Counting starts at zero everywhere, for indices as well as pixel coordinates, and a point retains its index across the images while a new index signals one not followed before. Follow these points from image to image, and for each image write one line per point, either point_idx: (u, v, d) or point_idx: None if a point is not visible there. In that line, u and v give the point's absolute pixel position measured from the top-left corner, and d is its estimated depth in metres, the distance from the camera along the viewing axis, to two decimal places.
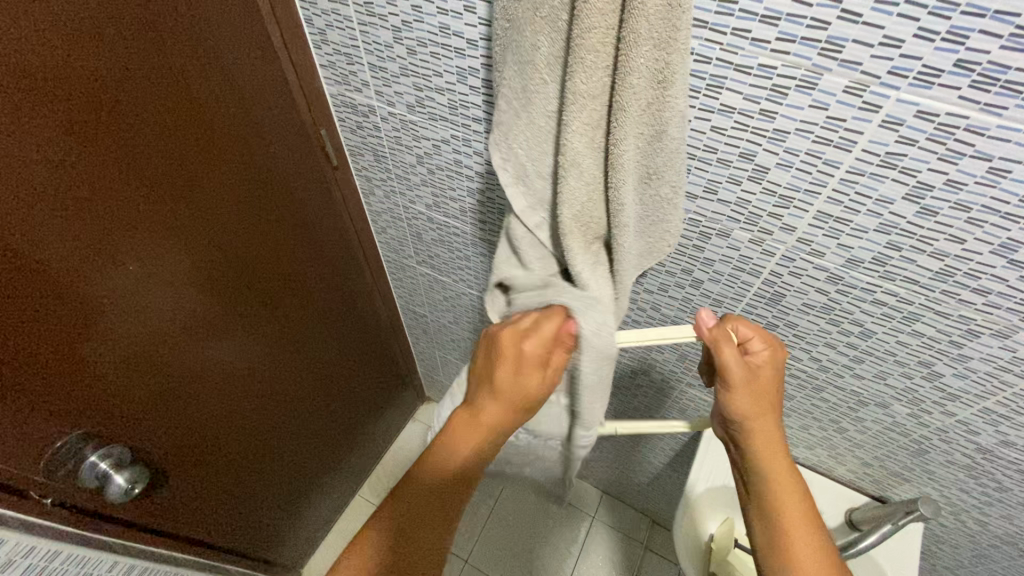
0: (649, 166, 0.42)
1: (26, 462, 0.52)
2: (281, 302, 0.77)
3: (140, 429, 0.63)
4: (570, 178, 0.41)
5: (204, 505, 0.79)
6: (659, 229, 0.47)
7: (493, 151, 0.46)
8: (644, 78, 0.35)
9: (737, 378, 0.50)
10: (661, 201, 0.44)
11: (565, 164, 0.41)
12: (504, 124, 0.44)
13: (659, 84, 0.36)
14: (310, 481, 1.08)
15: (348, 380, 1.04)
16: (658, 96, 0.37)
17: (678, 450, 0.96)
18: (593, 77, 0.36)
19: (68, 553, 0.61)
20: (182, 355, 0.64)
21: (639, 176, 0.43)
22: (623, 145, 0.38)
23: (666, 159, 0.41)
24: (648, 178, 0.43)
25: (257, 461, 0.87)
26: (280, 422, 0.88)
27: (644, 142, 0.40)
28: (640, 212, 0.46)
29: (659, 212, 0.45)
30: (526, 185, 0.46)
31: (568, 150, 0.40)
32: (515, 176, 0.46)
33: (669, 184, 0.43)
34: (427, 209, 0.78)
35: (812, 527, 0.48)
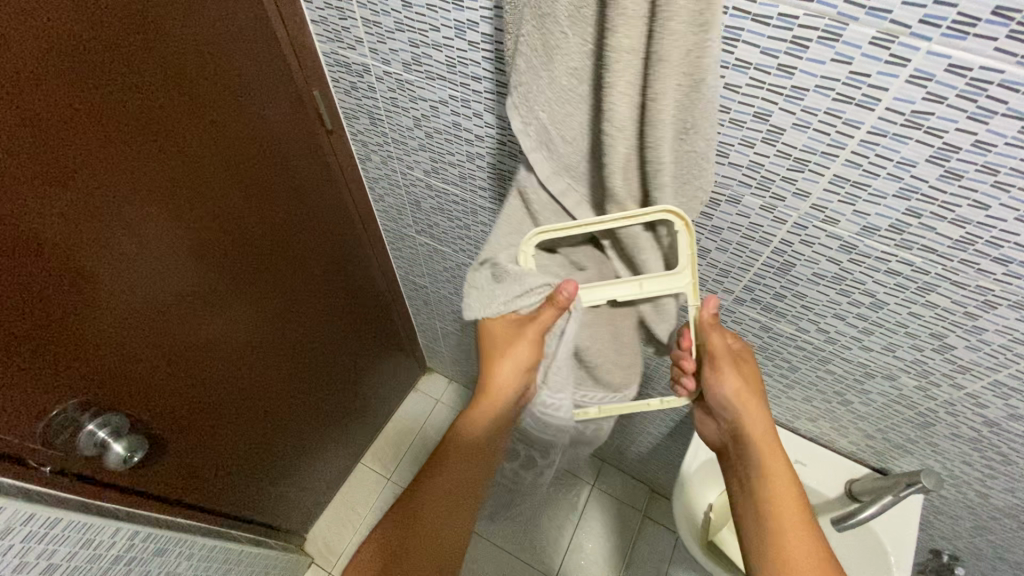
0: (686, 119, 0.37)
1: (23, 431, 0.52)
2: (280, 272, 0.76)
3: (135, 398, 0.62)
4: (616, 139, 0.39)
5: (207, 470, 0.80)
6: (691, 187, 0.43)
7: (512, 115, 0.45)
8: (683, 22, 0.31)
9: (720, 353, 0.55)
10: (696, 167, 0.41)
11: (610, 127, 0.39)
12: (524, 84, 0.42)
13: (699, 28, 0.32)
14: (309, 449, 1.08)
15: (348, 349, 1.04)
16: (700, 44, 0.32)
17: (678, 421, 0.96)
18: (634, 28, 0.33)
19: (69, 520, 0.59)
20: (181, 325, 0.63)
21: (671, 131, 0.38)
22: (662, 99, 0.35)
23: (705, 115, 0.36)
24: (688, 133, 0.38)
25: (256, 430, 0.87)
26: (280, 390, 0.88)
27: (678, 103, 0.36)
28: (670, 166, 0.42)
29: (689, 169, 0.41)
30: (550, 150, 0.46)
31: (610, 111, 0.38)
32: (537, 141, 0.46)
33: (705, 140, 0.39)
34: (425, 175, 0.75)
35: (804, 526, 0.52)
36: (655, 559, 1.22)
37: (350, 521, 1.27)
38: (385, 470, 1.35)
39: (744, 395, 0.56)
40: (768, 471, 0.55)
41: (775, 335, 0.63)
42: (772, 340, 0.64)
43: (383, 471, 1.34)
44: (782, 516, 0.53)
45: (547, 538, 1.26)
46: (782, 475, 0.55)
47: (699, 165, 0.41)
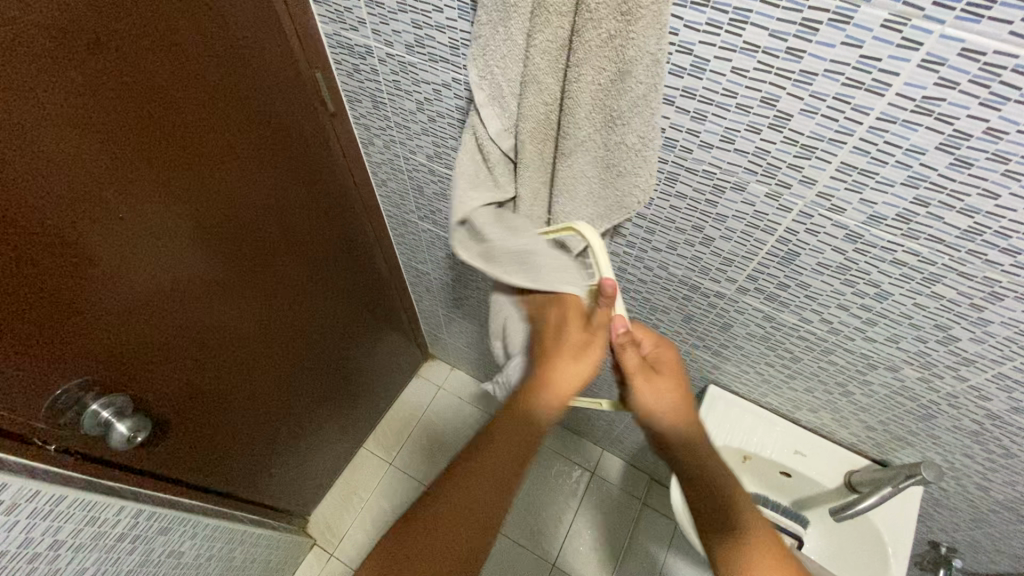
0: (614, 108, 0.39)
1: (27, 408, 0.52)
2: (282, 255, 0.76)
3: (138, 379, 0.62)
4: (530, 94, 0.41)
5: (206, 453, 0.80)
6: (626, 181, 0.44)
7: (472, 66, 0.45)
8: (609, 6, 0.34)
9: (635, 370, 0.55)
10: (619, 161, 0.43)
11: (526, 80, 0.40)
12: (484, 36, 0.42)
13: (623, 16, 0.34)
14: (311, 432, 1.09)
15: (351, 333, 1.05)
16: (621, 31, 0.35)
17: None
18: None
19: (74, 498, 0.60)
20: (182, 308, 0.63)
21: (602, 120, 0.41)
22: (582, 74, 0.38)
23: (630, 104, 0.39)
24: (614, 124, 0.41)
25: (258, 412, 0.88)
26: (279, 374, 0.89)
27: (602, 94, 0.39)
28: (604, 158, 0.44)
29: (623, 162, 0.43)
30: (501, 106, 0.45)
31: (529, 66, 0.39)
32: (489, 96, 0.45)
33: (632, 133, 0.41)
34: (428, 160, 0.75)
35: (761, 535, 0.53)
36: (655, 547, 1.23)
37: (352, 504, 1.28)
38: (387, 454, 1.36)
39: (671, 411, 0.57)
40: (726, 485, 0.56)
41: (777, 325, 0.62)
42: (774, 330, 0.63)
43: (385, 455, 1.35)
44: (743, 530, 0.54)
45: (546, 523, 1.27)
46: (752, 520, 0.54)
47: (632, 160, 0.43)
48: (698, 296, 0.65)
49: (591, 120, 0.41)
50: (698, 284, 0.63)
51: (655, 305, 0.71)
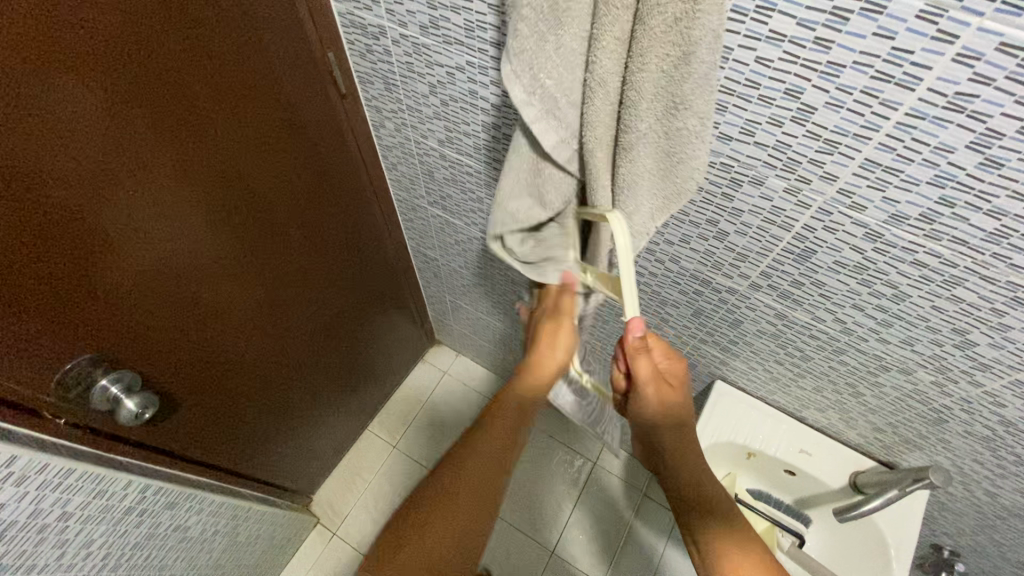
0: (676, 94, 0.37)
1: (35, 383, 0.52)
2: (291, 238, 0.76)
3: (147, 356, 0.63)
4: (596, 98, 0.40)
5: (211, 431, 0.81)
6: (688, 169, 0.42)
7: (511, 82, 0.41)
8: None
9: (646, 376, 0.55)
10: (682, 149, 0.41)
11: (591, 82, 0.39)
12: (526, 50, 0.39)
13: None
14: (316, 413, 1.10)
15: (358, 315, 1.05)
16: (688, 13, 0.33)
17: None
18: None
19: (83, 471, 0.60)
20: (190, 288, 0.64)
21: (664, 108, 0.39)
22: (645, 69, 0.37)
23: (693, 88, 0.36)
24: (676, 111, 0.38)
25: (265, 392, 0.89)
26: (285, 356, 0.89)
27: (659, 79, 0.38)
28: (665, 147, 0.42)
29: (685, 149, 0.41)
30: (556, 118, 0.43)
31: (595, 67, 0.38)
32: (542, 111, 0.42)
33: (695, 117, 0.38)
34: (439, 145, 0.73)
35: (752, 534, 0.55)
36: (654, 538, 1.24)
37: (356, 485, 1.30)
38: (391, 437, 1.37)
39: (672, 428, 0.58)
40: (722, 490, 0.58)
41: (789, 323, 0.61)
42: (785, 328, 0.62)
43: (389, 438, 1.36)
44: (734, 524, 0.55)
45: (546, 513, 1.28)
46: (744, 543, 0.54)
47: (697, 146, 0.40)
48: (709, 291, 0.64)
49: (655, 108, 0.39)
50: (709, 279, 0.62)
51: (665, 299, 0.70)
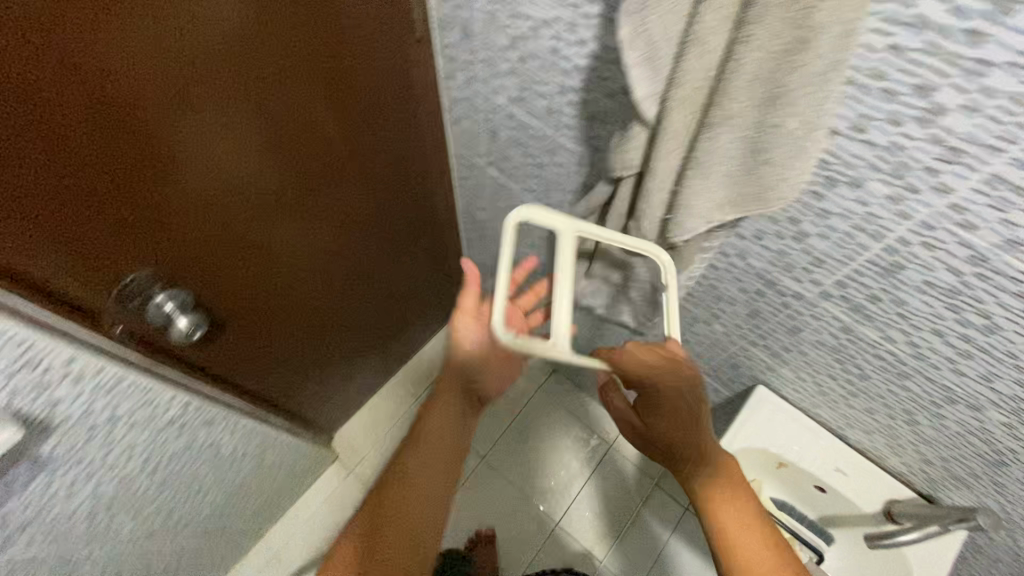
0: (781, 82, 0.36)
1: (97, 291, 0.54)
2: (348, 183, 0.75)
3: (200, 279, 0.64)
4: (689, 57, 0.37)
5: (246, 363, 0.83)
6: (773, 173, 0.41)
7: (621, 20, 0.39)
8: None
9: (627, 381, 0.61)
10: (770, 148, 0.40)
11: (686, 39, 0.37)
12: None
13: None
14: (348, 357, 1.12)
15: (400, 268, 1.05)
16: None
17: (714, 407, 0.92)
18: None
19: (134, 381, 0.62)
20: (245, 219, 0.64)
21: (763, 94, 0.37)
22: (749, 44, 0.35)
23: (804, 80, 0.35)
24: (774, 102, 0.37)
25: (303, 330, 0.90)
26: (322, 302, 0.90)
27: (770, 55, 0.35)
28: (753, 142, 0.41)
29: (775, 149, 0.40)
30: (653, 69, 0.40)
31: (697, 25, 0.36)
32: (643, 57, 0.40)
33: (794, 117, 0.37)
34: (509, 104, 0.71)
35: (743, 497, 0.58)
36: (660, 528, 1.24)
37: (377, 430, 1.33)
38: (415, 390, 1.39)
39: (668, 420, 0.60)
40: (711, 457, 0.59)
41: (853, 339, 0.58)
42: (849, 343, 0.59)
43: (413, 390, 1.39)
44: (728, 494, 0.57)
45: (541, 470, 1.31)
46: (727, 491, 0.57)
47: (789, 148, 0.39)
48: (772, 293, 0.61)
49: (751, 95, 0.38)
50: (776, 281, 0.59)
51: (721, 295, 0.67)
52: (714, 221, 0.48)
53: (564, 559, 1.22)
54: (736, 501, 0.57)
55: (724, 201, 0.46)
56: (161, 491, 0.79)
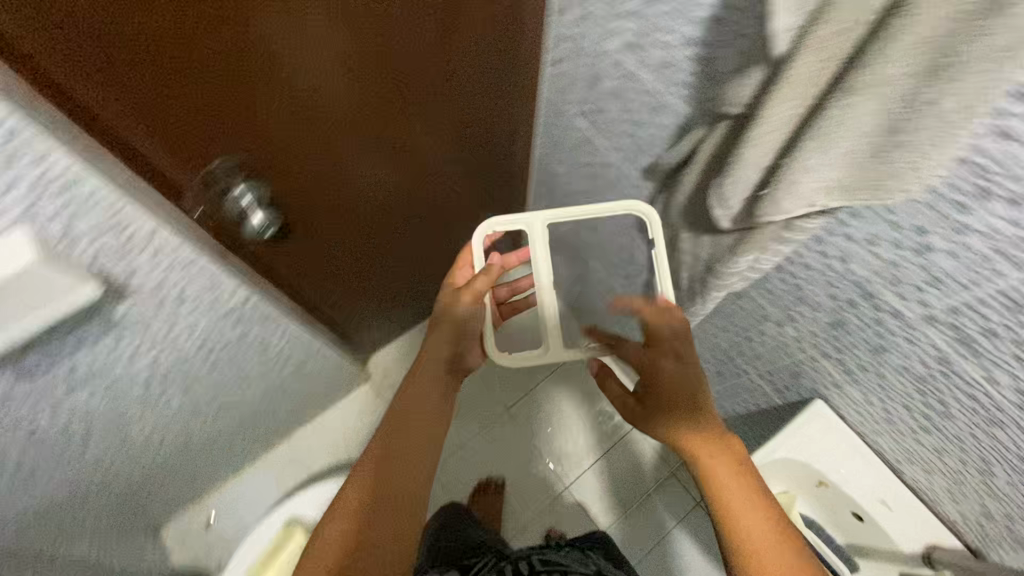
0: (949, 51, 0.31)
1: (182, 170, 0.54)
2: (435, 111, 0.72)
3: (275, 179, 0.63)
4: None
5: (303, 270, 0.85)
6: (902, 158, 0.38)
7: None
8: None
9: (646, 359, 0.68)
10: (909, 135, 0.36)
11: None
12: None
13: None
14: (396, 285, 1.13)
15: (465, 208, 1.02)
16: None
17: (759, 410, 0.89)
18: None
19: (204, 265, 0.63)
20: (327, 127, 0.62)
21: (925, 64, 0.33)
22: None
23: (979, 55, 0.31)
24: (940, 75, 0.33)
25: (357, 248, 0.90)
26: (379, 226, 0.90)
27: (960, 13, 0.30)
28: (892, 120, 0.36)
29: (915, 132, 0.36)
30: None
31: None
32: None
33: (954, 97, 0.33)
34: (619, 50, 0.65)
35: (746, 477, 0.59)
36: (669, 515, 1.24)
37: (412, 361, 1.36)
38: None
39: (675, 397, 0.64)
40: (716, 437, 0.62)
41: (947, 372, 0.53)
42: (940, 376, 0.54)
43: None
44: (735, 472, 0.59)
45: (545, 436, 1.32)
46: (728, 469, 0.60)
47: (932, 135, 0.35)
48: (865, 306, 0.56)
49: (915, 62, 0.33)
50: (876, 293, 0.54)
51: (805, 298, 0.63)
52: (816, 203, 0.45)
53: (568, 524, 1.25)
54: (738, 480, 0.59)
55: (832, 185, 0.43)
56: (212, 374, 0.83)
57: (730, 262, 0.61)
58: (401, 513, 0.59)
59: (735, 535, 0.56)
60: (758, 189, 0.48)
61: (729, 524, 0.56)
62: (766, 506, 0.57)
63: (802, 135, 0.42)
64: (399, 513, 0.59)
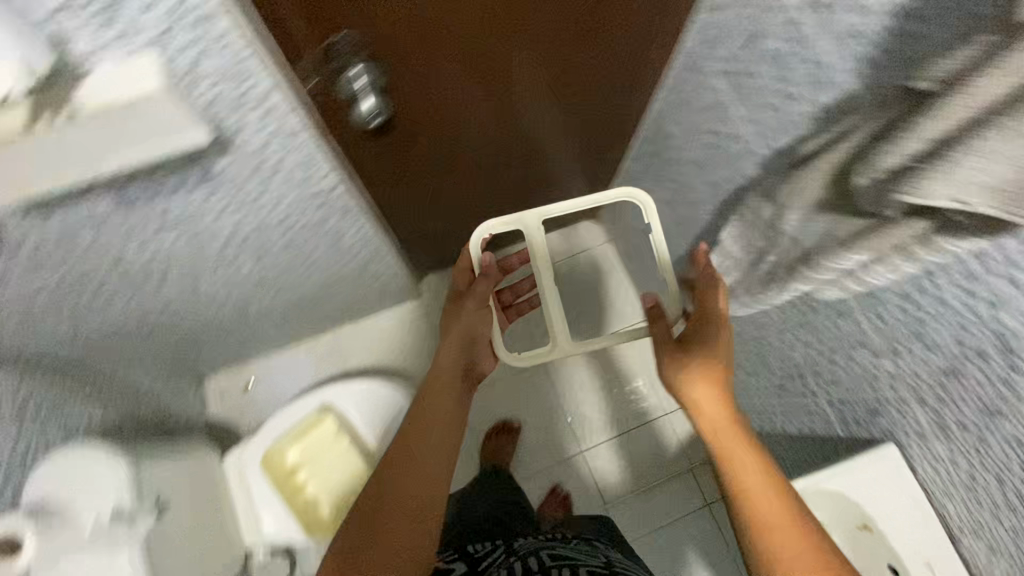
0: None
1: (303, 32, 0.52)
2: (566, 32, 0.65)
3: (391, 67, 0.59)
4: None
5: (386, 172, 0.82)
6: None
7: None
8: None
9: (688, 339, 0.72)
10: None
11: None
12: None
13: None
14: (468, 209, 1.10)
15: (561, 146, 0.96)
16: None
17: (812, 434, 0.84)
18: None
19: (304, 141, 0.61)
20: (455, 22, 0.57)
21: None
22: None
23: None
24: None
25: (445, 161, 0.87)
26: (472, 148, 0.87)
27: None
28: None
29: None
30: None
31: None
32: None
33: None
34: (798, 7, 0.56)
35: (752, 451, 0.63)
36: (675, 507, 1.25)
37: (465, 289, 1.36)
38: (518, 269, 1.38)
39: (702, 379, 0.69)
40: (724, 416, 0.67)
41: None
42: None
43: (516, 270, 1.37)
44: (740, 446, 0.64)
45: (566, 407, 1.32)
46: (726, 428, 0.66)
47: None
48: (995, 363, 0.49)
49: None
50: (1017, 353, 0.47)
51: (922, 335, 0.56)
52: (967, 204, 0.40)
53: (574, 488, 1.27)
54: (736, 437, 0.65)
55: (994, 185, 0.38)
56: (285, 252, 0.84)
57: (840, 256, 0.55)
58: (416, 507, 0.64)
59: (735, 488, 0.62)
60: (912, 162, 0.43)
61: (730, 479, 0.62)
62: (762, 461, 0.62)
63: (1000, 112, 0.36)
64: (411, 506, 0.64)
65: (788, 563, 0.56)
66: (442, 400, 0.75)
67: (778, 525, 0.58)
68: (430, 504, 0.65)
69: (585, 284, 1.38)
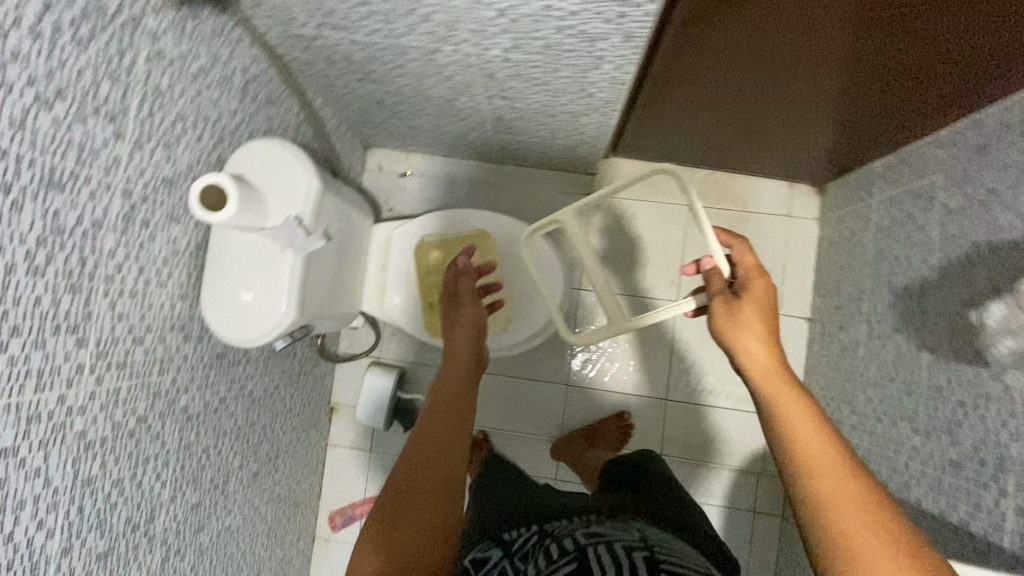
0: None
1: None
2: None
3: None
4: None
5: (726, 16, 0.67)
6: None
7: None
8: None
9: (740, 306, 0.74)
10: None
11: None
12: None
13: None
14: (711, 106, 0.93)
15: (875, 74, 0.77)
16: None
17: (952, 525, 0.75)
18: None
19: None
20: None
21: None
22: None
23: None
24: None
25: (760, 26, 0.68)
26: (804, 24, 0.67)
27: None
28: None
29: None
30: None
31: None
32: None
33: None
34: None
35: (804, 407, 0.63)
36: (722, 493, 1.22)
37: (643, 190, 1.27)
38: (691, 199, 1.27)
39: (753, 336, 0.71)
40: (776, 381, 0.67)
41: None
42: None
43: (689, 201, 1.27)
44: (787, 403, 0.64)
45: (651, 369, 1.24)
46: (774, 376, 0.68)
47: None
48: None
49: None
50: None
51: None
52: None
53: (641, 425, 1.24)
54: (784, 386, 0.66)
55: None
56: (535, 60, 0.76)
57: None
58: (427, 503, 0.68)
59: (792, 444, 0.61)
60: None
61: (782, 432, 0.62)
62: (815, 419, 0.62)
63: None
64: (426, 502, 0.68)
65: (843, 507, 0.55)
66: (459, 390, 0.82)
67: (837, 493, 0.56)
68: (439, 495, 0.69)
69: (659, 245, 1.27)
